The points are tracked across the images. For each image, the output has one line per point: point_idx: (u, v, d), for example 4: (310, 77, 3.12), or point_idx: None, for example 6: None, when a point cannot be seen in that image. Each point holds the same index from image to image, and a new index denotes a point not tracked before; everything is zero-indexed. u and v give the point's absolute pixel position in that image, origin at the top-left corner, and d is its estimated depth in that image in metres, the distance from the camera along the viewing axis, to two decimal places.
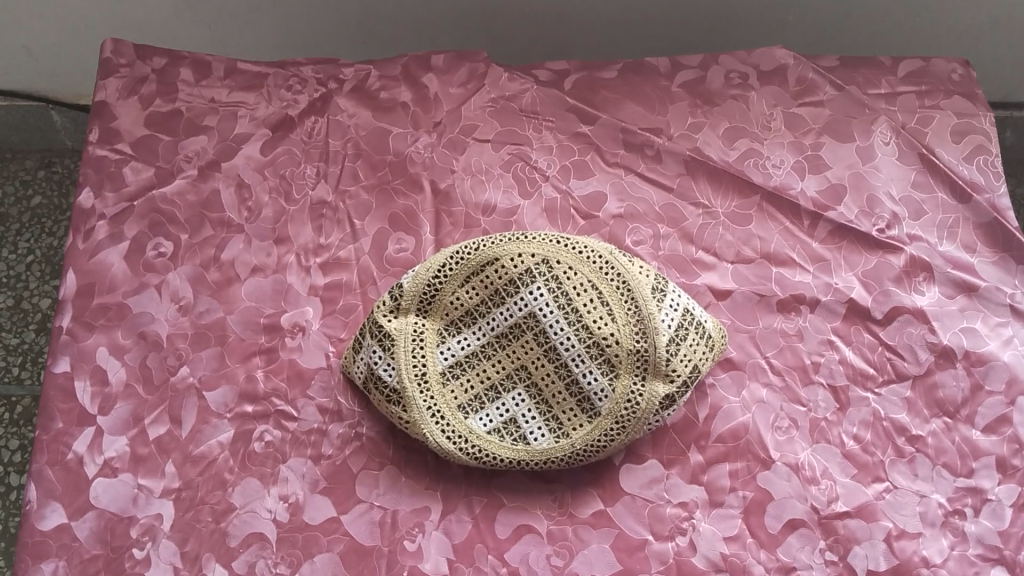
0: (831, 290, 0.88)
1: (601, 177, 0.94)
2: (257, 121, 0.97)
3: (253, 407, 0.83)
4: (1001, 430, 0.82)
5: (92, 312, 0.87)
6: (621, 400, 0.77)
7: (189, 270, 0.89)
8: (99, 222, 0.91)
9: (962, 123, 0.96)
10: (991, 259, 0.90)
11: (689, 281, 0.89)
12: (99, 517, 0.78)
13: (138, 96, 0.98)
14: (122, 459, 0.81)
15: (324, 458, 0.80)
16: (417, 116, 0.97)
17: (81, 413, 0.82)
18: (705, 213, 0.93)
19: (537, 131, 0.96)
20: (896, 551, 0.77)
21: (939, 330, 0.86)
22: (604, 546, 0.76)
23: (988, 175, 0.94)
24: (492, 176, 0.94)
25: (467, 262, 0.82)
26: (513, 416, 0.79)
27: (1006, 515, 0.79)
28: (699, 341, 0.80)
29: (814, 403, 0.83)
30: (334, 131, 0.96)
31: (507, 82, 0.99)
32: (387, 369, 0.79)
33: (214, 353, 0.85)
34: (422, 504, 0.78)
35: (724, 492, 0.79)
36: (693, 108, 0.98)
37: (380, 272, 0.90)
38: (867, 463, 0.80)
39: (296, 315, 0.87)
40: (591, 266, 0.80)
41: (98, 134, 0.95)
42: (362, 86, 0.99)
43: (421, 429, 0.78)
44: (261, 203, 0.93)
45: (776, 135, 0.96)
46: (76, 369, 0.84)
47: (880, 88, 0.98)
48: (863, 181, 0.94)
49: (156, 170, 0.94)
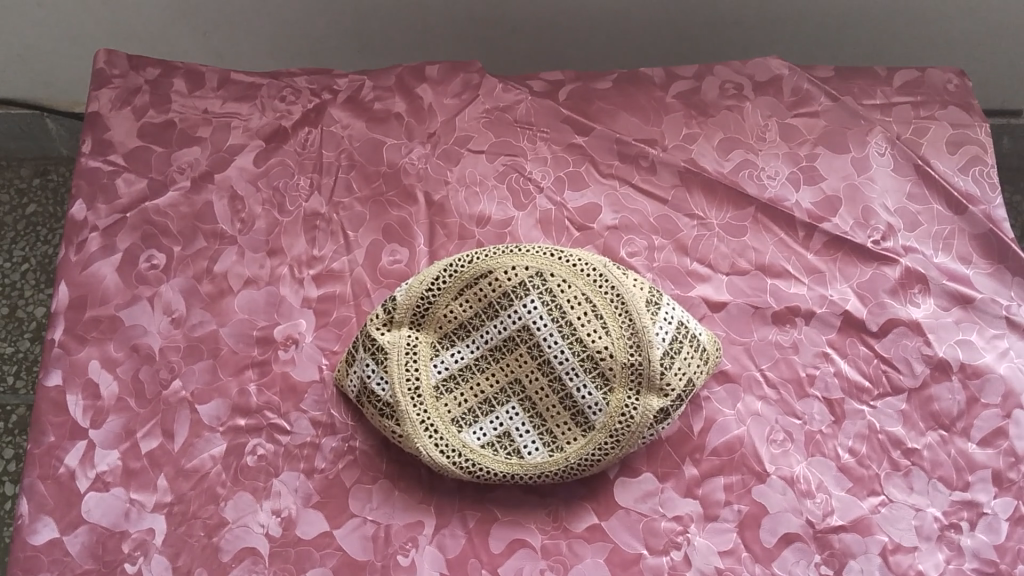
0: (827, 302, 0.88)
1: (596, 188, 0.94)
2: (250, 133, 0.96)
3: (246, 420, 0.82)
4: (997, 443, 0.81)
5: (85, 324, 0.86)
6: (615, 413, 0.77)
7: (182, 282, 0.89)
8: (92, 234, 0.90)
9: (958, 134, 0.96)
10: (987, 270, 0.90)
11: (684, 293, 0.89)
12: (90, 532, 0.78)
13: (131, 107, 0.98)
14: (114, 473, 0.80)
15: (317, 471, 0.80)
16: (411, 128, 0.97)
17: (73, 427, 0.82)
18: (701, 224, 0.92)
19: (532, 142, 0.96)
20: (892, 565, 0.76)
21: (935, 342, 0.86)
22: (598, 560, 0.76)
23: (984, 186, 0.94)
24: (486, 187, 0.94)
25: (460, 275, 0.81)
26: (507, 430, 0.79)
27: (1003, 528, 0.78)
28: (694, 354, 0.80)
29: (810, 416, 0.83)
30: (328, 142, 0.96)
31: (501, 93, 0.98)
32: (380, 383, 0.79)
33: (207, 366, 0.85)
34: (416, 518, 0.78)
35: (719, 506, 0.79)
36: (688, 118, 0.97)
37: (374, 284, 0.89)
38: (863, 476, 0.80)
39: (290, 327, 0.87)
40: (585, 279, 0.80)
41: (91, 145, 0.95)
42: (356, 97, 0.99)
43: (415, 444, 0.77)
44: (254, 214, 0.92)
45: (771, 145, 0.96)
46: (68, 383, 0.84)
47: (875, 99, 0.98)
48: (858, 193, 0.93)
49: (149, 181, 0.94)
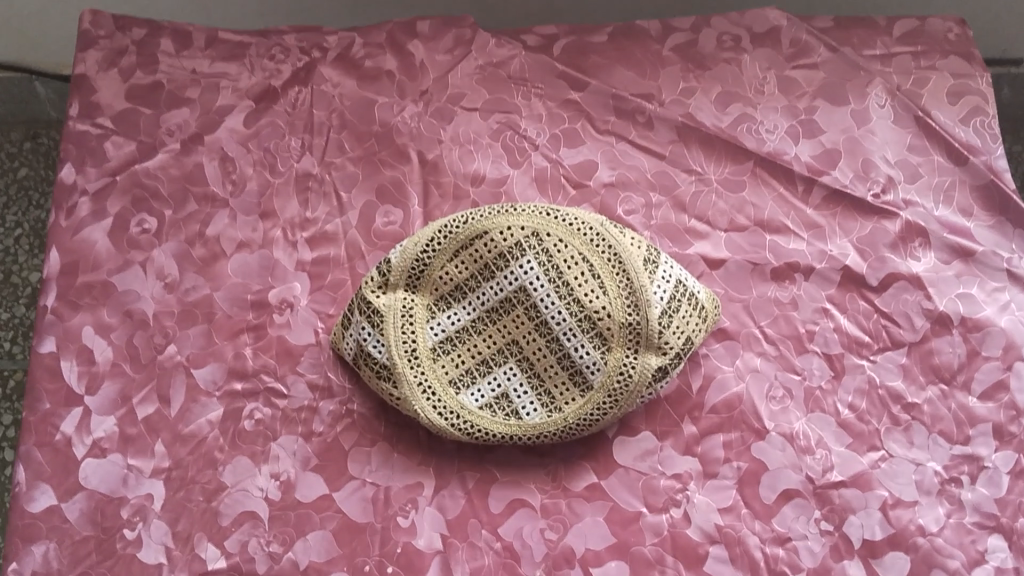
0: (826, 258, 0.87)
1: (592, 145, 0.93)
2: (240, 93, 0.94)
3: (242, 384, 0.82)
4: (998, 397, 0.81)
5: (77, 290, 0.85)
6: (613, 373, 0.77)
7: (174, 246, 0.88)
8: (82, 199, 0.89)
9: (959, 84, 0.94)
10: (988, 222, 0.89)
11: (682, 251, 0.88)
12: (89, 499, 0.78)
13: (118, 68, 0.95)
14: (111, 440, 0.80)
15: (315, 435, 0.80)
16: (403, 85, 0.95)
17: (68, 393, 0.82)
18: (698, 179, 0.91)
19: (526, 98, 0.94)
20: (892, 519, 0.77)
21: (935, 297, 0.85)
22: (598, 519, 0.77)
23: (985, 136, 0.92)
24: (480, 146, 0.92)
25: (456, 236, 0.80)
26: (505, 391, 0.79)
27: (1004, 482, 0.78)
28: (691, 313, 0.79)
29: (809, 372, 0.83)
30: (318, 101, 0.94)
31: (494, 48, 0.96)
32: (377, 346, 0.79)
33: (202, 331, 0.84)
34: (416, 480, 0.79)
35: (719, 463, 0.79)
36: (685, 72, 0.95)
37: (368, 246, 0.88)
38: (862, 432, 0.80)
39: (284, 291, 0.86)
40: (581, 238, 0.79)
41: (79, 108, 0.93)
42: (346, 54, 0.96)
43: (412, 406, 0.77)
44: (245, 176, 0.91)
45: (770, 98, 0.94)
46: (63, 349, 0.83)
47: (875, 49, 0.96)
48: (858, 145, 0.92)
49: (137, 144, 0.92)
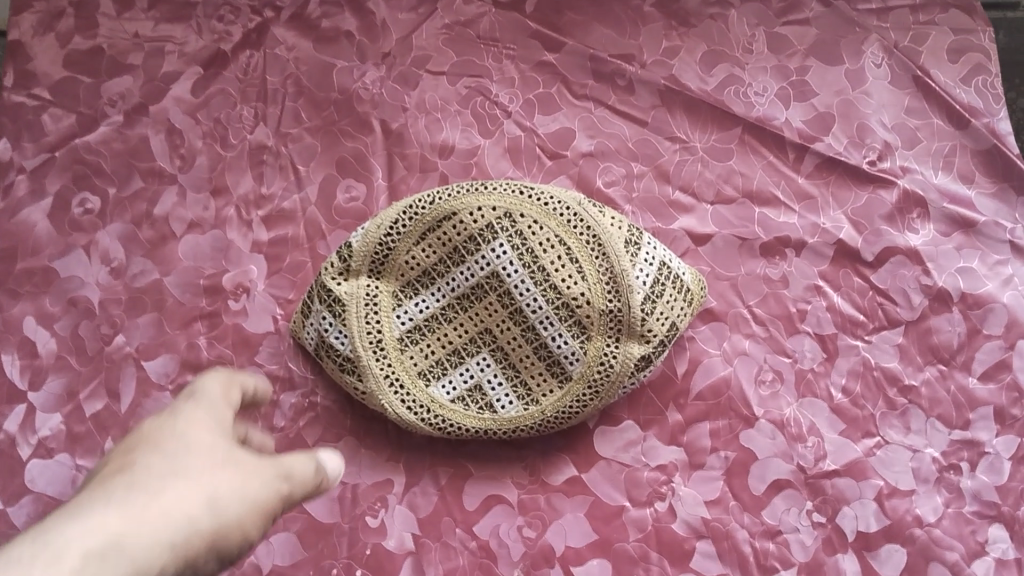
0: (819, 232, 0.82)
1: (569, 112, 0.86)
2: (186, 58, 0.87)
3: (196, 376, 0.77)
4: (999, 377, 0.77)
5: (17, 278, 0.79)
6: (594, 363, 0.72)
7: (119, 228, 0.82)
8: (19, 177, 0.82)
9: (960, 40, 0.88)
10: (989, 190, 0.84)
11: (665, 226, 0.83)
12: (35, 502, 0.73)
13: (55, 32, 0.87)
14: (57, 439, 0.75)
15: (277, 431, 0.75)
16: (363, 47, 0.88)
17: (10, 390, 0.76)
18: (683, 148, 0.85)
19: (497, 60, 0.88)
20: (888, 510, 0.73)
21: (934, 272, 0.80)
22: (579, 515, 0.73)
23: (987, 97, 0.86)
24: (448, 113, 0.86)
25: (423, 217, 0.74)
26: (478, 383, 0.74)
27: (1005, 468, 0.74)
28: (676, 297, 0.74)
29: (800, 354, 0.78)
30: (272, 67, 0.87)
31: (462, 5, 0.89)
32: (339, 337, 0.73)
33: (152, 321, 0.79)
34: (385, 477, 0.74)
35: (705, 453, 0.75)
36: (667, 30, 0.89)
37: (329, 224, 0.82)
38: (857, 417, 0.76)
39: (239, 275, 0.80)
40: (558, 219, 0.73)
41: (12, 77, 0.85)
42: (302, 14, 0.89)
43: (379, 401, 0.72)
44: (194, 149, 0.84)
45: (759, 58, 0.88)
46: (3, 342, 0.77)
47: (870, 3, 0.89)
48: (853, 108, 0.86)
49: (77, 116, 0.85)
